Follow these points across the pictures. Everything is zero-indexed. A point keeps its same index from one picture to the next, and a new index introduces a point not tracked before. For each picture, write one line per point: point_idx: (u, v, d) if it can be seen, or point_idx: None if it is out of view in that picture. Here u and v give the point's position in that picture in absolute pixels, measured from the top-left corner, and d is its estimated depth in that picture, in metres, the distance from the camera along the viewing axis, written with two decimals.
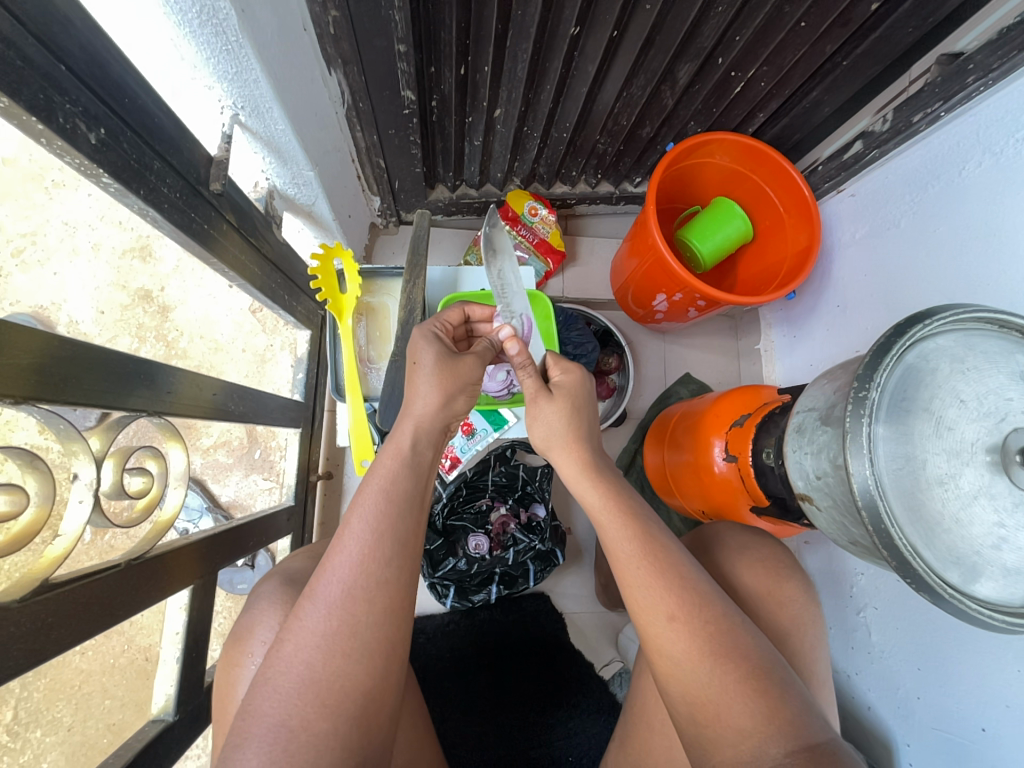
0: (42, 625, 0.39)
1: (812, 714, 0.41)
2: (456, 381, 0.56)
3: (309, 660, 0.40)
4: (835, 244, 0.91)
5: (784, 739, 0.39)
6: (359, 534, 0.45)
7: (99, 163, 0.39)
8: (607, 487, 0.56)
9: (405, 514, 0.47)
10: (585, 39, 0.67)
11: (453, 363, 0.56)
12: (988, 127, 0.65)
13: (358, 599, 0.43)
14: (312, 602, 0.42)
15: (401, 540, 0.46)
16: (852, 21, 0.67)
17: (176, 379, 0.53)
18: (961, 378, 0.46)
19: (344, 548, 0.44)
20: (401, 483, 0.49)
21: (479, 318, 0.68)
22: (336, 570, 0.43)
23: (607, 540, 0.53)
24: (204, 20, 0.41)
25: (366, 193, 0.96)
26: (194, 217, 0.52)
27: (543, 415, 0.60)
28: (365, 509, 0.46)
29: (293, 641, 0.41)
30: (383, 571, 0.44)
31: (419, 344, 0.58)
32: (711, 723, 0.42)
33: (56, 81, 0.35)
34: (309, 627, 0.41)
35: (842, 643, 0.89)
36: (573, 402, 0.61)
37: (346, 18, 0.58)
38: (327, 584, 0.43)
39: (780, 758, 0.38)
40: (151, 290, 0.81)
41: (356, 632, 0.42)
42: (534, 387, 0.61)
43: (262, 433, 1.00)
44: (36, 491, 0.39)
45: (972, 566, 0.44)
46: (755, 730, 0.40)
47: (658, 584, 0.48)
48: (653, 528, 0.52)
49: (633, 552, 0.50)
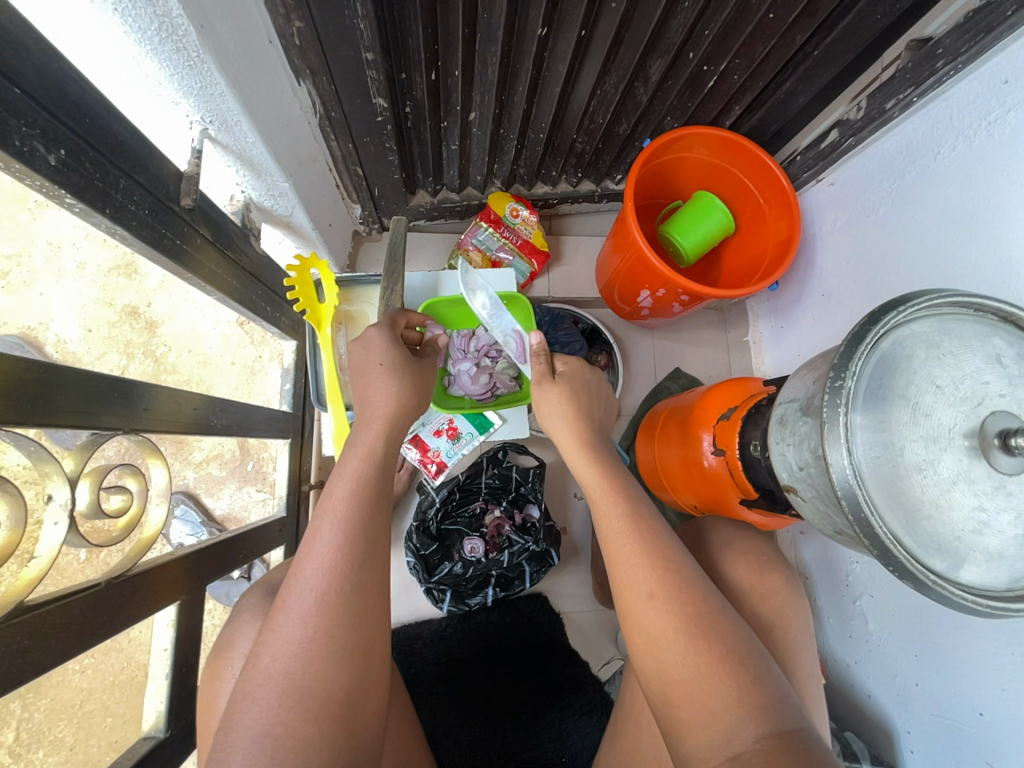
0: (19, 648, 0.39)
1: (786, 701, 0.41)
2: (417, 390, 0.58)
3: (288, 668, 0.40)
4: (816, 234, 0.91)
5: (756, 723, 0.39)
6: (329, 539, 0.45)
7: (60, 184, 0.39)
8: (604, 466, 0.56)
9: (375, 515, 0.47)
10: (554, 39, 0.67)
11: (410, 362, 0.58)
12: (960, 111, 0.65)
13: (331, 604, 0.42)
14: (285, 612, 0.42)
15: (370, 541, 0.46)
16: (820, 11, 0.67)
17: (153, 395, 0.53)
18: (936, 363, 0.46)
19: (314, 554, 0.44)
20: (371, 484, 0.49)
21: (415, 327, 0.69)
22: (308, 576, 0.43)
23: (600, 517, 0.52)
24: (163, 37, 0.42)
25: (346, 201, 0.96)
26: (165, 233, 0.52)
27: (550, 396, 0.61)
28: (335, 513, 0.46)
29: (269, 652, 0.41)
30: (358, 574, 0.44)
31: (376, 328, 0.59)
32: (684, 704, 0.42)
33: (12, 105, 0.35)
34: (284, 637, 0.41)
35: (840, 633, 0.89)
36: (575, 386, 0.62)
37: (311, 28, 0.58)
38: (300, 592, 0.43)
39: (750, 741, 0.38)
40: (137, 306, 0.82)
41: (333, 636, 0.42)
42: (540, 373, 0.63)
43: (253, 446, 0.98)
44: (7, 515, 0.38)
45: (954, 552, 0.44)
46: (727, 712, 0.40)
47: (641, 562, 0.48)
48: (641, 507, 0.52)
49: (620, 529, 0.50)
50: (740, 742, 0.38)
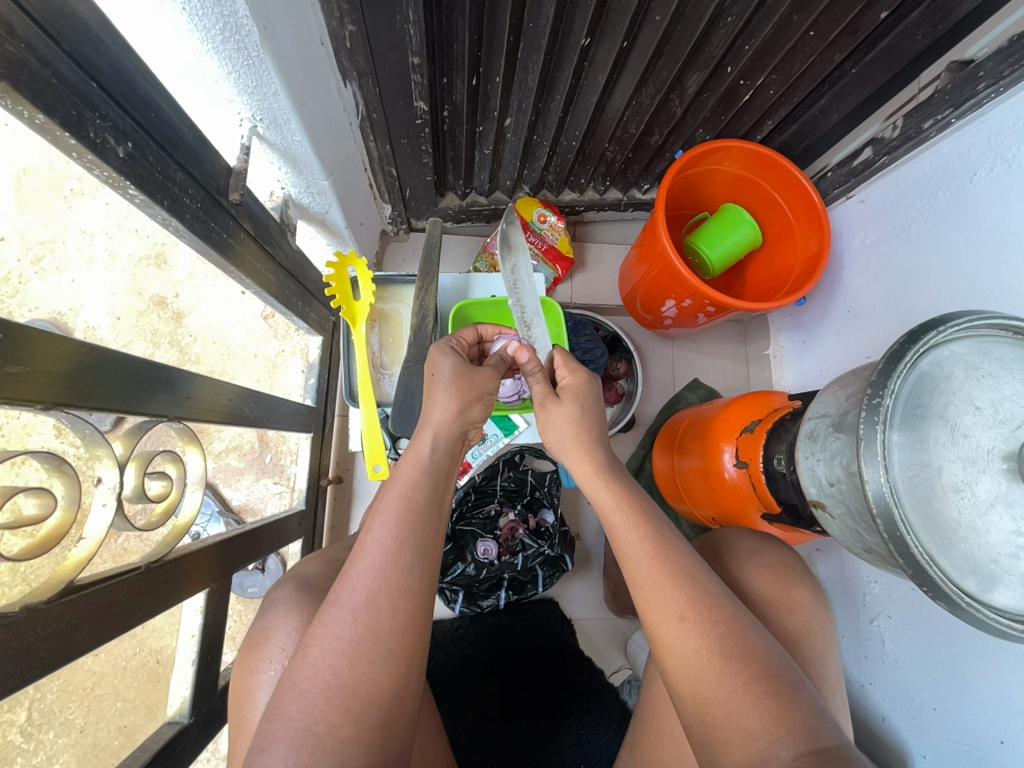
0: (67, 627, 0.39)
1: (825, 720, 0.41)
2: (472, 391, 0.56)
3: (335, 665, 0.40)
4: (845, 250, 0.91)
5: (796, 740, 0.39)
6: (381, 540, 0.45)
7: (126, 175, 0.40)
8: (622, 486, 0.54)
9: (424, 521, 0.47)
10: (595, 49, 0.68)
11: (471, 371, 0.57)
12: (999, 133, 0.65)
13: (382, 606, 0.43)
14: (337, 606, 0.42)
15: (421, 548, 0.46)
16: (861, 30, 0.67)
17: (194, 384, 0.53)
18: (976, 384, 0.46)
19: (366, 552, 0.44)
20: (422, 493, 0.49)
21: (490, 338, 0.70)
22: (360, 575, 0.44)
23: (620, 539, 0.51)
24: (227, 37, 0.43)
25: (377, 201, 0.98)
26: (214, 227, 0.53)
27: (556, 416, 0.59)
28: (386, 516, 0.46)
29: (318, 646, 0.41)
30: (405, 578, 0.44)
31: (438, 351, 0.59)
32: (722, 723, 0.42)
33: (87, 97, 0.36)
34: (334, 632, 0.41)
35: (855, 653, 0.88)
36: (578, 403, 0.60)
37: (362, 32, 0.60)
38: (352, 589, 0.43)
39: (790, 760, 0.38)
40: (165, 297, 0.86)
41: (380, 638, 0.42)
42: (544, 390, 0.61)
43: (273, 438, 1.01)
44: (64, 494, 0.40)
45: (989, 574, 0.43)
46: (766, 732, 0.40)
47: (667, 583, 0.47)
48: (662, 528, 0.51)
49: (645, 549, 0.49)
50: (780, 761, 0.38)
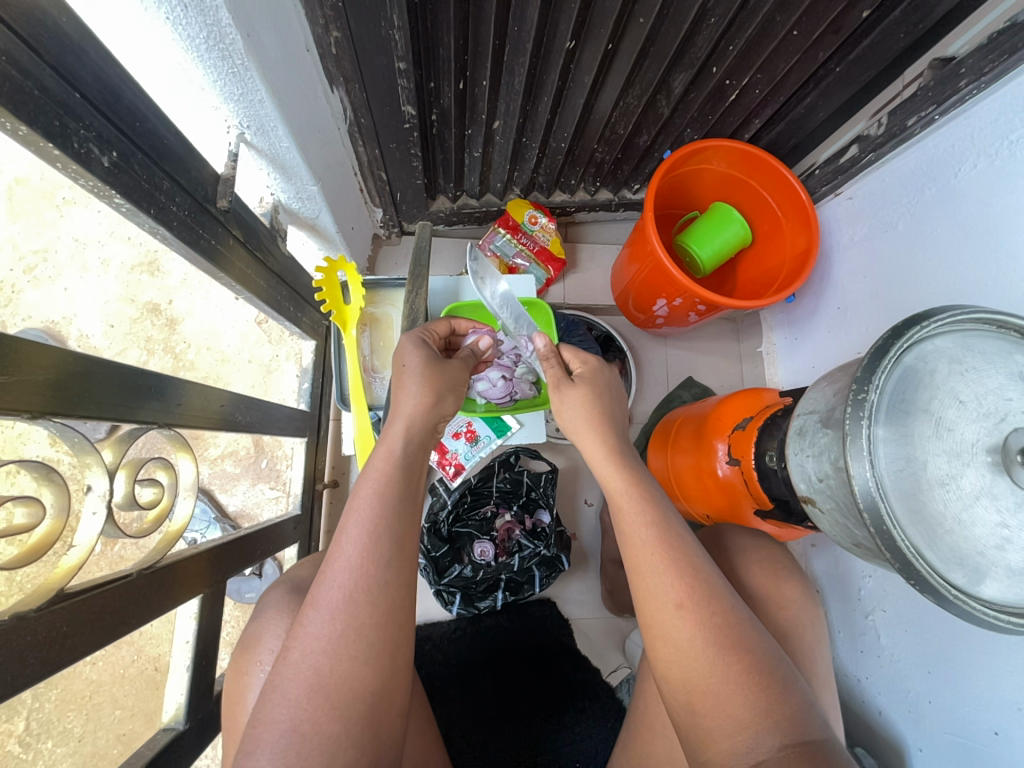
0: (57, 634, 0.39)
1: (812, 714, 0.41)
2: (442, 382, 0.58)
3: (316, 665, 0.41)
4: (834, 247, 0.92)
5: (782, 732, 0.39)
6: (356, 537, 0.45)
7: (112, 184, 0.40)
8: (632, 472, 0.54)
9: (400, 514, 0.48)
10: (580, 51, 0.68)
11: (439, 365, 0.58)
12: (980, 130, 0.66)
13: (360, 602, 0.43)
14: (315, 608, 0.43)
15: (396, 539, 0.46)
16: (843, 29, 0.68)
17: (185, 390, 0.54)
18: (960, 378, 0.46)
19: (341, 552, 0.45)
20: (395, 484, 0.49)
21: (463, 332, 0.72)
22: (338, 571, 0.44)
23: (624, 525, 0.51)
24: (211, 45, 0.43)
25: (369, 205, 0.98)
26: (202, 233, 0.53)
27: (572, 399, 0.60)
28: (361, 511, 0.46)
29: (298, 648, 0.41)
30: (382, 573, 0.45)
31: (405, 344, 0.60)
32: (710, 713, 0.42)
33: (71, 108, 0.36)
34: (313, 633, 0.42)
35: (851, 647, 0.89)
36: (595, 386, 0.62)
37: (347, 38, 0.60)
38: (330, 588, 0.43)
39: (775, 751, 0.38)
40: (159, 303, 0.86)
41: (360, 634, 0.42)
42: (558, 374, 0.62)
43: (268, 443, 1.01)
44: (52, 503, 0.40)
45: (976, 567, 0.44)
46: (754, 723, 0.40)
47: (670, 571, 0.47)
48: (669, 516, 0.51)
49: (649, 537, 0.49)
50: (766, 752, 0.38)
